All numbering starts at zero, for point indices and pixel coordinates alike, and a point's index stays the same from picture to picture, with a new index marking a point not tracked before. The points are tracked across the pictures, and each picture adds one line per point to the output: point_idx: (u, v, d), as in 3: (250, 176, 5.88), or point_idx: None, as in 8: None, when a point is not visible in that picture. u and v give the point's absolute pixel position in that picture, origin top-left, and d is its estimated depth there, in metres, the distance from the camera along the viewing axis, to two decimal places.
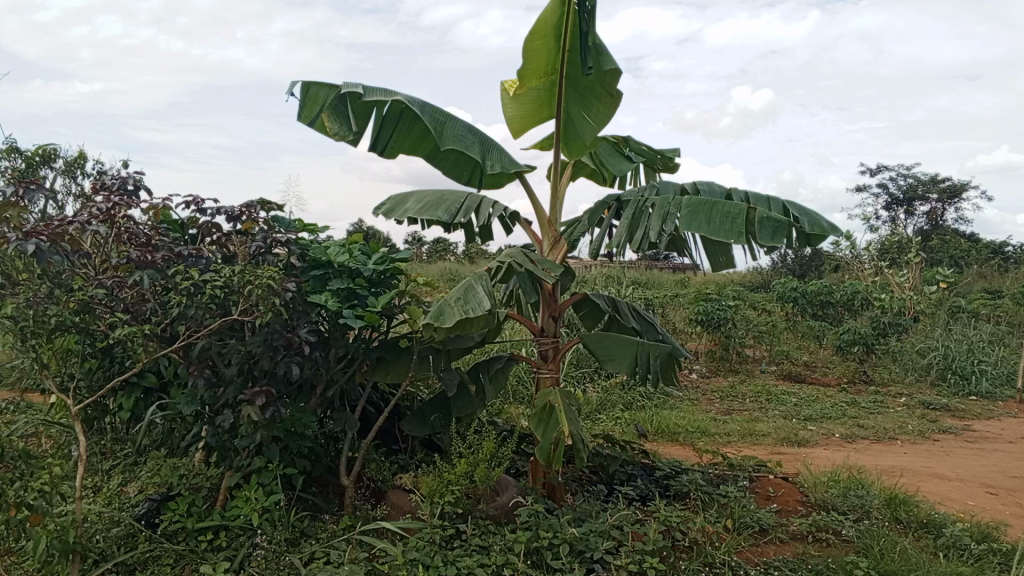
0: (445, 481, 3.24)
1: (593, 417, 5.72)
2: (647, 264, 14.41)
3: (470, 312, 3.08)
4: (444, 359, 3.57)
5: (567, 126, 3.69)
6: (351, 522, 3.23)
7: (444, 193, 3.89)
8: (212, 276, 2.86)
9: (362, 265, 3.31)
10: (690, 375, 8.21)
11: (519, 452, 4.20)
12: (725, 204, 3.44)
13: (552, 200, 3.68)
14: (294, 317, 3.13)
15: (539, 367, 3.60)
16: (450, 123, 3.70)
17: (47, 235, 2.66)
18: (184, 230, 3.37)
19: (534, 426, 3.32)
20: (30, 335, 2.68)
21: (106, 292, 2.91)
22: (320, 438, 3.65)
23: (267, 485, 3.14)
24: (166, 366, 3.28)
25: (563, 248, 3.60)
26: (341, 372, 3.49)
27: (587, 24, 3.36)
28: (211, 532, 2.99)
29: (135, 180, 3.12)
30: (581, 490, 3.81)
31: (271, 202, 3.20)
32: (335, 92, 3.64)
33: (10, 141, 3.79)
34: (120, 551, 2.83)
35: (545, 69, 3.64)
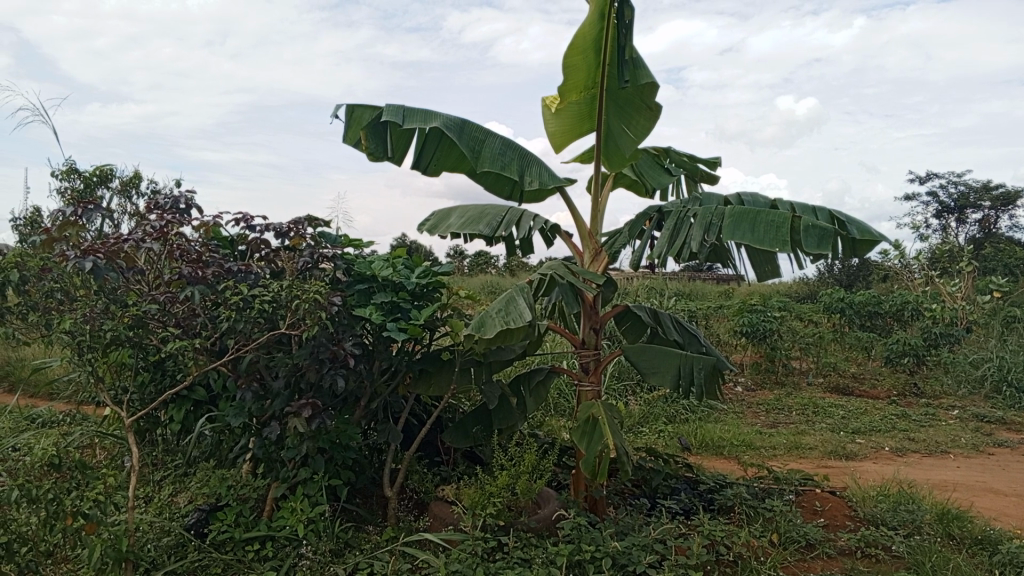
0: (487, 493, 3.25)
1: (635, 430, 5.67)
2: (689, 276, 14.27)
3: (511, 323, 3.09)
4: (486, 372, 3.59)
5: (606, 140, 3.68)
6: (394, 533, 3.25)
7: (485, 208, 3.92)
8: (261, 291, 2.91)
9: (405, 279, 3.38)
10: (735, 388, 8.09)
11: (561, 465, 4.19)
12: (769, 214, 3.40)
13: (593, 212, 3.68)
14: (340, 331, 3.15)
15: (580, 380, 3.58)
16: (490, 140, 3.75)
17: (104, 253, 2.76)
18: (235, 246, 3.46)
19: (577, 439, 3.31)
20: (86, 349, 2.77)
21: (158, 307, 2.94)
22: (364, 449, 3.70)
23: (313, 496, 3.19)
24: (216, 379, 3.36)
25: (603, 261, 3.61)
26: (385, 385, 3.53)
27: (626, 39, 3.45)
28: (258, 543, 3.04)
29: (187, 199, 3.21)
30: (623, 503, 3.78)
31: (318, 218, 3.27)
32: (377, 114, 3.74)
33: (69, 162, 3.94)
34: (171, 560, 2.89)
35: (584, 83, 3.67)
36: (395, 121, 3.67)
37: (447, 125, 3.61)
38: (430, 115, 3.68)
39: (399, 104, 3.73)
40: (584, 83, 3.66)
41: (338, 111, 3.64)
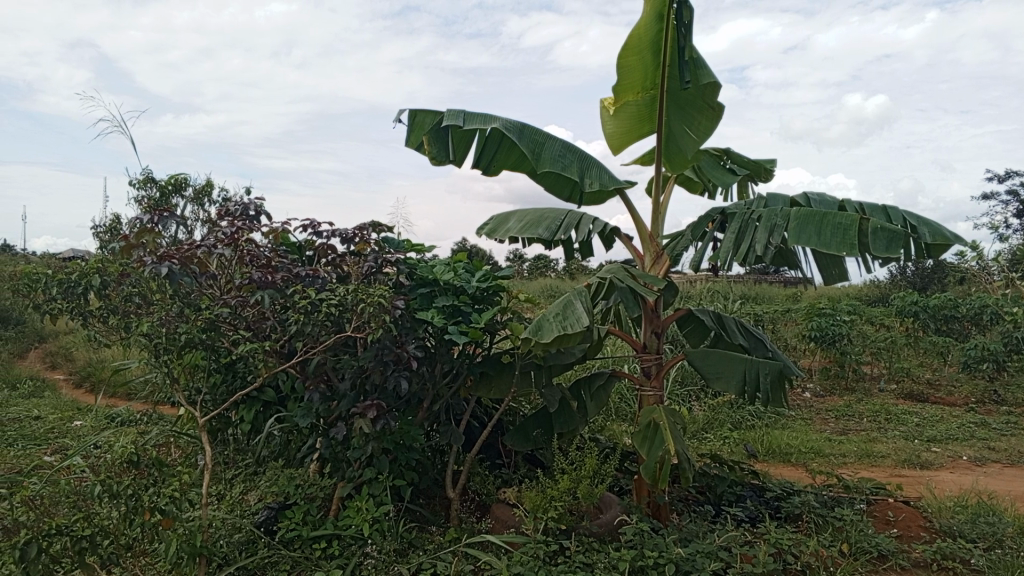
0: (548, 497, 3.25)
1: (699, 436, 5.58)
2: (754, 279, 13.97)
3: (569, 328, 3.09)
4: (546, 375, 3.58)
5: (668, 141, 3.65)
6: (457, 534, 3.28)
7: (544, 211, 3.92)
8: (328, 295, 2.96)
9: (465, 283, 3.40)
10: (803, 394, 7.88)
11: (623, 469, 4.16)
12: (837, 216, 3.32)
13: (654, 215, 3.64)
14: (403, 333, 3.19)
15: (641, 385, 3.54)
16: (550, 143, 3.76)
17: (179, 258, 2.90)
18: (302, 251, 3.56)
19: (638, 444, 3.29)
20: (163, 351, 2.90)
21: (230, 310, 3.02)
22: (427, 451, 3.74)
23: (377, 496, 3.24)
24: (284, 381, 3.47)
25: (664, 264, 3.56)
26: (446, 387, 3.57)
27: (685, 39, 3.36)
28: (325, 541, 3.11)
29: (257, 206, 3.30)
30: (687, 510, 3.73)
31: (382, 224, 3.32)
32: (439, 119, 3.80)
33: (146, 172, 4.10)
34: (242, 556, 2.98)
35: (642, 83, 3.66)
36: (456, 125, 3.72)
37: (507, 127, 3.66)
38: (489, 117, 3.73)
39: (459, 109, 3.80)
40: (643, 84, 3.66)
41: (402, 115, 3.72)
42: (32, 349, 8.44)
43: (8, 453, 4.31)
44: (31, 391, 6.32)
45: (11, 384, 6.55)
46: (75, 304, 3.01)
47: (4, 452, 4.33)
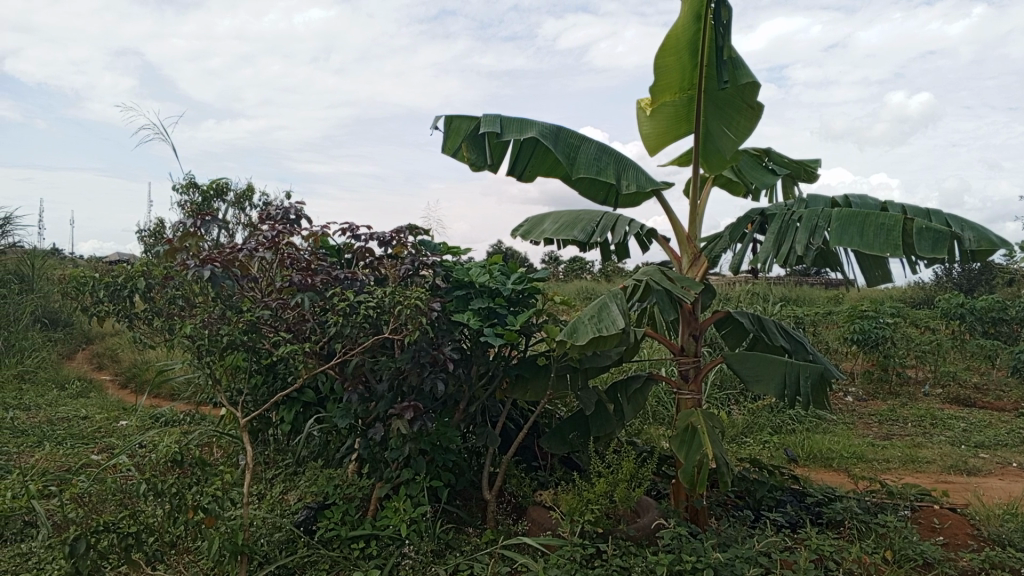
0: (585, 500, 3.23)
1: (738, 440, 5.51)
2: (794, 281, 13.75)
3: (604, 330, 3.08)
4: (582, 377, 3.55)
5: (706, 141, 3.62)
6: (494, 536, 3.29)
7: (580, 213, 3.91)
8: (366, 298, 2.99)
9: (501, 285, 3.43)
10: (845, 398, 7.74)
11: (660, 473, 4.12)
12: (880, 217, 3.25)
13: (691, 216, 3.61)
14: (440, 335, 3.23)
15: (679, 388, 3.51)
16: (585, 146, 3.76)
17: (221, 261, 2.96)
18: (341, 255, 3.60)
19: (677, 448, 3.26)
20: (206, 352, 2.96)
21: (271, 312, 3.08)
22: (463, 452, 3.76)
23: (415, 496, 3.27)
24: (323, 382, 3.53)
25: (702, 265, 3.53)
26: (482, 389, 3.59)
27: (723, 39, 3.32)
28: (363, 541, 3.14)
29: (297, 210, 3.35)
30: (726, 514, 3.69)
31: (419, 227, 3.36)
32: (475, 124, 3.84)
33: (189, 177, 4.19)
34: (282, 555, 3.01)
35: (680, 84, 3.64)
36: (493, 132, 3.71)
37: (543, 134, 3.63)
38: (525, 124, 3.71)
39: (495, 114, 3.78)
40: (681, 84, 3.64)
41: (439, 121, 3.75)
42: (78, 350, 8.65)
43: (58, 451, 4.44)
44: (79, 391, 6.49)
45: (60, 384, 6.74)
46: (121, 307, 3.10)
47: (53, 451, 4.46)
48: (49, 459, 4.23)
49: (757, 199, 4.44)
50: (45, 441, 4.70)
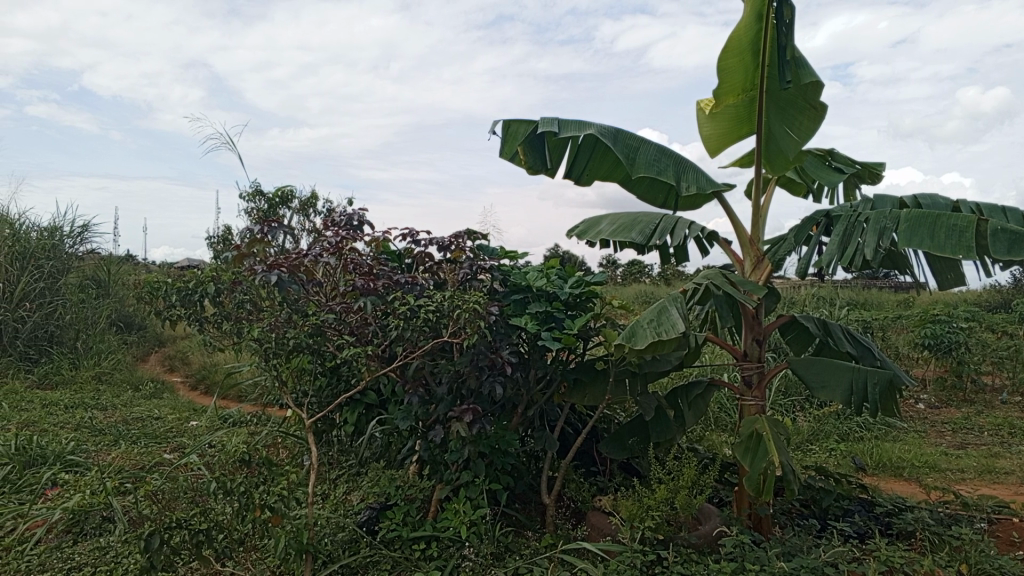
0: (645, 506, 3.23)
1: (803, 447, 5.37)
2: (862, 284, 13.34)
3: (663, 335, 3.06)
4: (641, 383, 3.53)
5: (768, 142, 3.53)
6: (553, 540, 3.29)
7: (638, 215, 3.88)
8: (426, 302, 3.03)
9: (558, 289, 3.45)
10: (917, 405, 7.46)
11: (722, 481, 4.06)
12: (952, 217, 3.14)
13: (754, 218, 3.55)
14: (497, 339, 3.24)
15: (742, 395, 3.46)
16: (644, 147, 3.73)
17: (287, 267, 3.04)
18: (402, 259, 3.66)
19: (741, 455, 3.21)
20: (273, 354, 3.05)
21: (336, 316, 3.14)
22: (522, 456, 3.78)
23: (474, 499, 3.29)
24: (385, 384, 3.63)
25: (766, 269, 3.46)
26: (540, 393, 3.60)
27: (786, 38, 3.29)
28: (424, 542, 3.17)
29: (360, 216, 3.40)
30: (790, 523, 3.60)
31: (477, 231, 3.38)
32: (534, 127, 3.84)
33: (256, 185, 4.31)
34: (345, 554, 3.06)
35: (743, 86, 3.59)
36: (551, 132, 3.75)
37: (602, 133, 3.65)
38: (584, 124, 3.74)
39: (554, 117, 3.81)
40: (742, 85, 3.59)
41: (496, 125, 3.78)
42: (152, 353, 9.00)
43: (132, 450, 4.62)
44: (151, 392, 6.74)
45: (134, 385, 7.01)
46: (192, 310, 3.24)
47: (128, 449, 4.65)
48: (125, 457, 4.41)
49: (820, 200, 4.35)
50: (121, 440, 4.90)
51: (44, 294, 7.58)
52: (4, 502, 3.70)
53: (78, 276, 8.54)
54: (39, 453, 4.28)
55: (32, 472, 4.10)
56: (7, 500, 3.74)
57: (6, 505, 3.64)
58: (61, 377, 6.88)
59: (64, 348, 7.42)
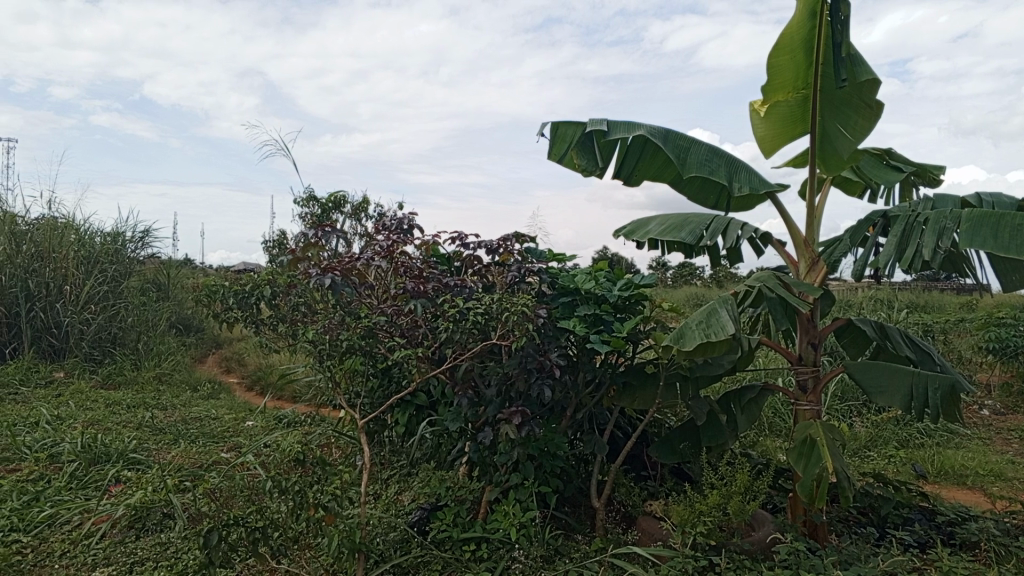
0: (697, 511, 3.16)
1: (861, 453, 5.24)
2: (922, 286, 12.95)
3: (712, 337, 3.02)
4: (693, 387, 3.50)
5: (822, 141, 3.45)
6: (603, 544, 3.27)
7: (689, 216, 3.84)
8: (475, 304, 3.04)
9: (607, 292, 3.42)
10: (982, 411, 7.20)
11: (777, 487, 3.98)
12: (1017, 217, 3.02)
13: (809, 219, 3.48)
14: (546, 342, 3.25)
15: (797, 399, 3.39)
16: (695, 147, 3.70)
17: (340, 270, 3.10)
18: (451, 263, 3.69)
19: (794, 461, 3.16)
20: (326, 356, 3.10)
21: (387, 318, 3.16)
22: (571, 459, 3.77)
23: (524, 501, 3.30)
24: (435, 386, 3.69)
25: (822, 270, 3.39)
26: (589, 396, 3.59)
27: (842, 35, 3.21)
28: (474, 543, 3.19)
29: (410, 219, 3.42)
30: (848, 531, 3.51)
31: (525, 234, 3.38)
32: (582, 129, 3.85)
33: (309, 190, 4.41)
34: (396, 554, 3.09)
35: (795, 83, 3.54)
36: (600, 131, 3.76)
37: (651, 133, 3.64)
38: (634, 124, 3.74)
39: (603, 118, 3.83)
40: (795, 83, 3.53)
41: (544, 127, 3.81)
42: (210, 354, 9.25)
43: (191, 449, 4.75)
44: (209, 392, 6.93)
45: (193, 385, 7.21)
46: (248, 313, 3.32)
47: (187, 448, 4.78)
48: (184, 456, 4.54)
49: (876, 201, 4.24)
50: (180, 439, 5.05)
51: (108, 298, 7.85)
52: (71, 497, 3.85)
53: (140, 279, 8.82)
54: (104, 451, 4.44)
55: (98, 469, 4.25)
56: (74, 495, 3.88)
57: (72, 500, 3.79)
58: (124, 377, 7.12)
59: (126, 350, 7.67)
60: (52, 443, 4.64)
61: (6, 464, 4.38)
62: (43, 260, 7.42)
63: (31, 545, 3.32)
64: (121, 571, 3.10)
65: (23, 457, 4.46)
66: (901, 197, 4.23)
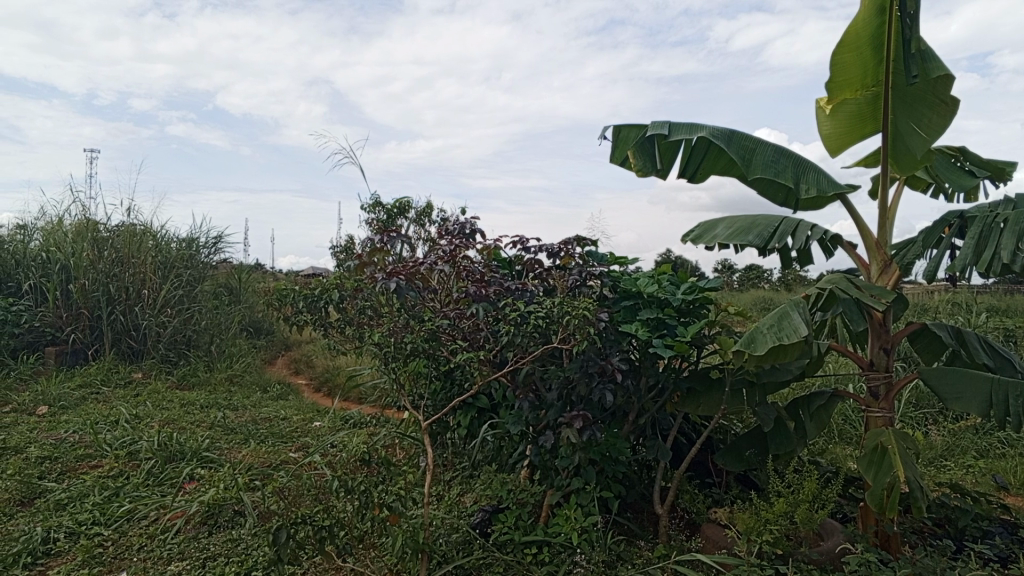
0: (762, 519, 3.08)
1: (938, 463, 5.03)
2: (1004, 290, 12.39)
3: (784, 340, 2.96)
4: (760, 393, 3.45)
5: (895, 141, 3.34)
6: (666, 551, 3.23)
7: (757, 218, 3.76)
8: (536, 308, 3.04)
9: (671, 295, 3.37)
10: None
11: (847, 496, 3.87)
12: None
13: (881, 221, 3.38)
14: (607, 346, 3.25)
15: (868, 406, 3.29)
16: (761, 149, 3.63)
17: (405, 275, 3.11)
18: (512, 266, 3.69)
19: (864, 469, 3.06)
20: (392, 358, 3.15)
21: (450, 322, 3.22)
22: (634, 464, 3.75)
23: (586, 506, 3.29)
24: (496, 389, 3.73)
25: (894, 274, 3.30)
26: (652, 401, 3.56)
27: (910, 31, 3.14)
28: (536, 547, 3.20)
29: (472, 224, 3.46)
30: (923, 543, 3.38)
31: (586, 237, 3.37)
32: (643, 131, 3.85)
33: (375, 197, 4.29)
34: (459, 554, 3.12)
35: (863, 81, 3.44)
36: (660, 135, 3.72)
37: (713, 134, 3.58)
38: (695, 127, 3.68)
39: (664, 120, 3.78)
40: (863, 81, 3.43)
41: (605, 131, 3.85)
42: (280, 355, 9.50)
43: (261, 449, 4.90)
44: (278, 393, 7.14)
45: (263, 386, 7.43)
46: (318, 316, 3.44)
47: (258, 448, 4.93)
48: (255, 455, 4.68)
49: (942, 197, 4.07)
50: (250, 438, 5.20)
51: (183, 301, 8.15)
52: (148, 493, 4.01)
53: (212, 284, 9.13)
54: (179, 449, 4.61)
55: (173, 467, 4.42)
56: (151, 491, 4.05)
57: (150, 496, 3.95)
58: (198, 378, 7.38)
59: (199, 352, 7.96)
60: (131, 441, 4.84)
61: (89, 460, 4.61)
62: (123, 265, 7.75)
63: (112, 538, 3.48)
64: (195, 565, 3.22)
65: (104, 454, 4.68)
66: (967, 197, 4.06)
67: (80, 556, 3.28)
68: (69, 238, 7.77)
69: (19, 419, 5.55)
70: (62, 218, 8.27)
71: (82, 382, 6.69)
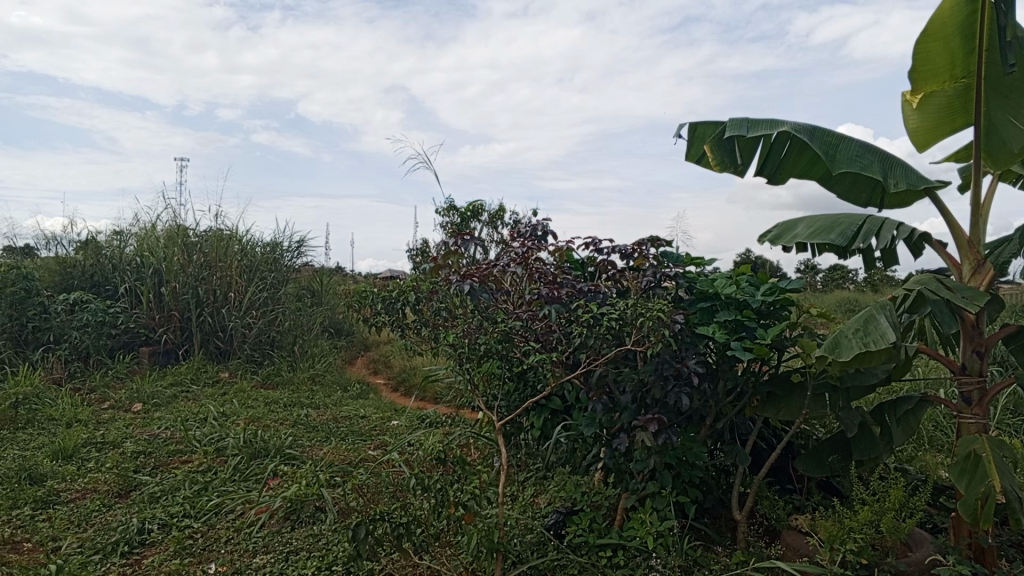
0: (846, 527, 2.95)
1: None
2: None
3: (871, 346, 2.87)
4: (843, 398, 3.34)
5: (989, 135, 3.17)
6: (745, 557, 3.17)
7: (839, 217, 3.64)
8: (609, 310, 3.02)
9: (749, 297, 3.29)
10: None
11: (937, 506, 3.70)
12: None
13: (973, 218, 3.22)
14: (683, 349, 3.21)
15: (960, 412, 3.14)
16: (845, 144, 3.51)
17: (478, 277, 3.17)
18: (585, 268, 3.67)
19: (956, 478, 2.93)
20: (466, 359, 3.20)
21: (523, 323, 3.23)
22: (711, 470, 3.69)
23: (661, 510, 3.26)
24: (569, 391, 3.74)
25: (987, 274, 3.13)
26: (731, 405, 3.49)
27: (1005, 18, 2.95)
28: (611, 550, 3.19)
29: (544, 226, 3.47)
30: (1022, 558, 3.21)
31: (661, 238, 3.34)
32: (720, 127, 3.80)
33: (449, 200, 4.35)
34: (533, 556, 3.12)
35: (952, 71, 3.31)
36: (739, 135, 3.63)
37: (795, 130, 3.50)
38: (775, 122, 3.59)
39: (742, 117, 3.70)
40: (952, 71, 3.30)
41: (681, 130, 3.85)
42: (359, 355, 9.74)
43: (341, 446, 5.03)
44: (358, 393, 7.32)
45: (343, 385, 7.63)
46: (395, 317, 3.52)
47: (338, 445, 5.07)
48: (335, 452, 4.81)
49: None
50: (331, 436, 5.35)
51: (268, 303, 8.45)
52: (235, 487, 4.18)
53: (295, 286, 9.44)
54: (263, 446, 4.77)
55: (258, 462, 4.59)
56: (237, 486, 4.21)
57: (236, 491, 4.11)
58: (281, 377, 7.64)
59: (283, 352, 8.23)
60: (218, 438, 5.05)
61: (180, 456, 4.82)
62: (211, 268, 8.12)
63: (201, 531, 3.64)
64: (279, 559, 3.33)
65: (194, 450, 4.89)
66: None
67: (172, 547, 3.45)
68: (161, 243, 8.18)
69: (116, 415, 5.86)
70: (155, 224, 8.71)
71: (173, 381, 7.03)
